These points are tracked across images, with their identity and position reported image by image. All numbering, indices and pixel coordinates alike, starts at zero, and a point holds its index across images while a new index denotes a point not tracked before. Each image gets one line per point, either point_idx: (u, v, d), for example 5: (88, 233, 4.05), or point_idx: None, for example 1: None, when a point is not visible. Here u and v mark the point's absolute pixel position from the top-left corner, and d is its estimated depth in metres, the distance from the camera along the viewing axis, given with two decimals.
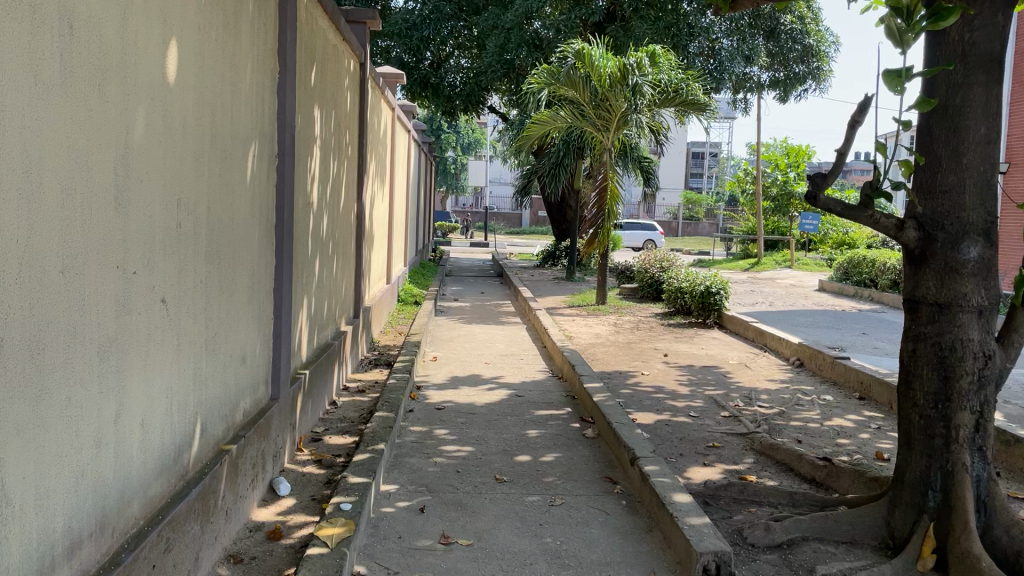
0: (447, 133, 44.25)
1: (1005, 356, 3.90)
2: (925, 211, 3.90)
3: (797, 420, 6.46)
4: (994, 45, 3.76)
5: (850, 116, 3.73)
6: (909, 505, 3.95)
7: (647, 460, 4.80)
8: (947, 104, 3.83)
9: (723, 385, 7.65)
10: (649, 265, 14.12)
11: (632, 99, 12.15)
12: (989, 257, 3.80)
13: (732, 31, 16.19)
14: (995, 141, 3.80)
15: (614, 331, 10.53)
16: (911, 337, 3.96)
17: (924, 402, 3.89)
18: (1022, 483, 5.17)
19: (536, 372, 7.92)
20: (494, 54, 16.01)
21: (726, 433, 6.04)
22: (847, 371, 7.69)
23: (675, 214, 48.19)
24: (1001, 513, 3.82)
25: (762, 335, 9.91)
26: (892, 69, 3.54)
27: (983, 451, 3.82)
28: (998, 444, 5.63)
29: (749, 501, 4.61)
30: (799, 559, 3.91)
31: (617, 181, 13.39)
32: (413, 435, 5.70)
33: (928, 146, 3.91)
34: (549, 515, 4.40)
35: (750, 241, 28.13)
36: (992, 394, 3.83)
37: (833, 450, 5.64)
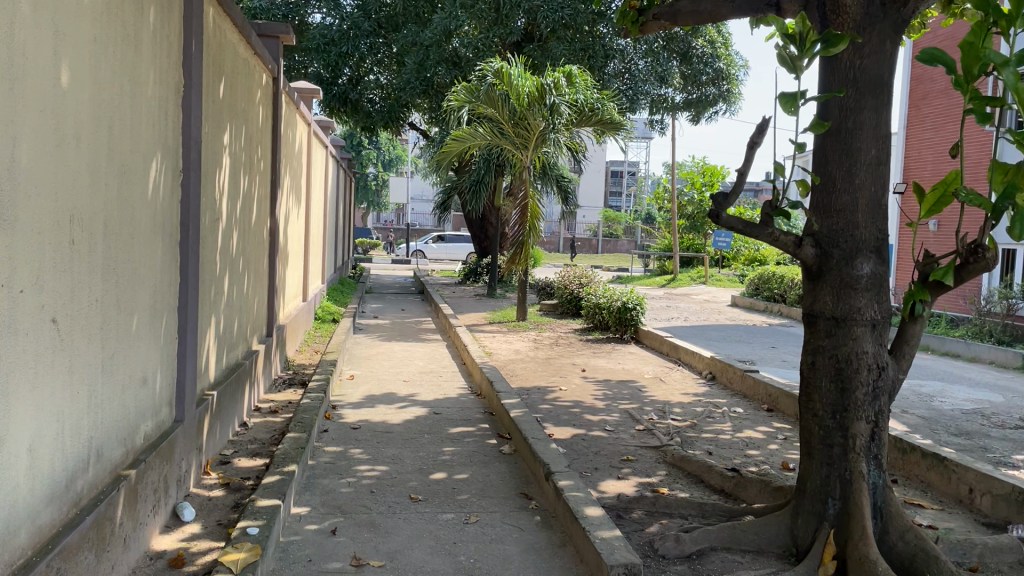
0: (368, 149, 44.06)
1: (897, 367, 4.09)
2: (821, 228, 4.06)
3: (709, 432, 6.62)
4: (881, 71, 3.96)
5: (749, 138, 3.87)
6: (811, 513, 4.09)
7: (562, 475, 4.83)
8: (840, 126, 4.01)
9: (638, 400, 7.78)
10: (569, 282, 14.28)
11: (550, 118, 12.31)
12: (880, 273, 3.97)
13: (648, 53, 16.51)
14: (885, 163, 3.99)
15: (534, 347, 10.59)
16: (810, 350, 4.10)
17: (823, 412, 4.04)
18: (917, 489, 5.42)
19: (454, 389, 7.92)
20: (414, 71, 16.29)
21: (641, 447, 6.14)
22: (756, 384, 7.93)
23: (595, 231, 48.89)
24: (897, 520, 3.97)
25: (676, 349, 10.13)
26: (786, 93, 3.72)
27: (879, 459, 3.99)
28: (894, 452, 5.90)
29: (661, 513, 4.70)
30: (707, 568, 3.99)
31: (537, 198, 13.56)
32: (327, 456, 5.60)
33: (823, 167, 4.08)
34: (463, 533, 4.38)
35: (667, 258, 28.80)
36: (886, 405, 4.00)
37: (743, 461, 5.79)
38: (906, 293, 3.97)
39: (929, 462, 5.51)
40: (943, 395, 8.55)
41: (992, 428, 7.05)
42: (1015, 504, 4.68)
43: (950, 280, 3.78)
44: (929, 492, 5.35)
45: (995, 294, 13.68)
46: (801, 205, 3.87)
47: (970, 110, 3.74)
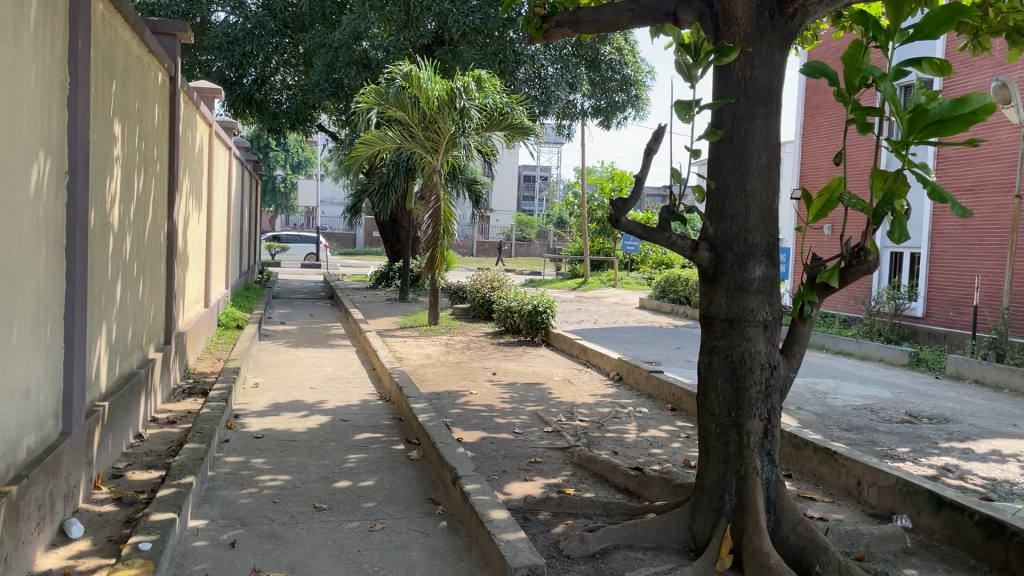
0: (276, 151, 43.11)
1: (788, 366, 4.26)
2: (715, 233, 4.19)
3: (614, 433, 6.74)
4: (770, 82, 4.12)
5: (646, 145, 3.96)
6: (709, 509, 4.21)
7: (469, 479, 4.83)
8: (733, 134, 4.15)
9: (546, 401, 7.86)
10: (481, 286, 14.31)
11: (460, 121, 12.29)
12: (771, 276, 4.13)
13: (557, 58, 16.81)
14: (775, 169, 4.15)
15: (445, 351, 10.56)
16: (707, 350, 4.23)
17: (719, 410, 4.16)
18: (810, 483, 5.65)
19: (362, 395, 7.81)
20: (323, 72, 16.03)
21: (549, 448, 6.20)
22: (660, 384, 8.13)
23: (508, 235, 49.15)
24: (788, 513, 4.12)
25: (585, 351, 10.29)
26: (682, 101, 3.82)
27: (771, 455, 4.14)
28: (789, 448, 6.15)
29: (566, 514, 4.75)
30: (610, 566, 4.06)
31: (449, 202, 13.54)
32: (228, 467, 5.44)
33: (717, 173, 4.22)
34: (368, 541, 4.32)
35: (578, 262, 29.23)
36: (778, 402, 4.16)
37: (646, 460, 5.92)
38: (795, 295, 4.12)
39: (820, 457, 5.75)
40: (835, 392, 8.95)
41: (880, 423, 7.42)
42: (899, 495, 4.94)
43: (835, 281, 3.94)
44: (821, 486, 5.59)
45: (883, 295, 14.41)
46: (696, 209, 3.99)
47: (852, 120, 3.91)
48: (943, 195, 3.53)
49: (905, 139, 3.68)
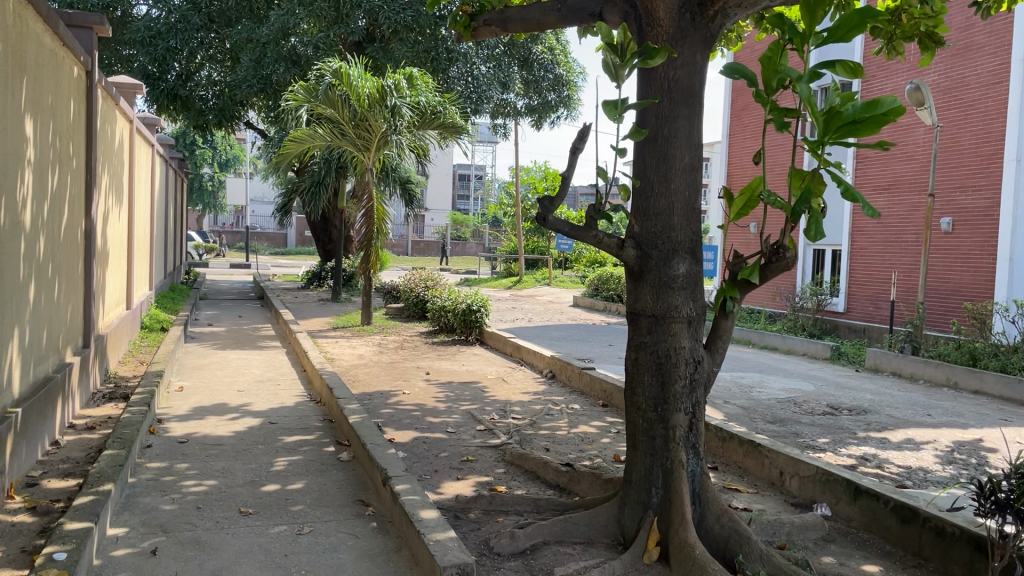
0: (202, 149, 42.06)
1: (712, 360, 4.35)
2: (641, 231, 4.25)
3: (546, 429, 6.79)
4: (692, 81, 4.20)
5: (572, 143, 4.00)
6: (636, 502, 4.27)
7: (398, 479, 4.79)
8: (657, 134, 4.23)
9: (479, 400, 7.87)
10: (415, 285, 14.23)
11: (391, 120, 12.20)
12: (695, 273, 4.21)
13: (490, 58, 16.76)
14: (698, 168, 4.24)
15: (377, 351, 10.48)
16: (633, 346, 4.29)
17: (646, 405, 4.23)
18: (735, 474, 5.80)
19: (292, 397, 7.69)
20: (250, 68, 15.70)
21: (481, 447, 6.21)
22: (592, 380, 8.22)
23: (443, 233, 48.95)
24: (713, 505, 4.20)
25: (519, 349, 10.34)
26: (608, 100, 3.87)
27: (696, 448, 4.22)
28: (715, 441, 6.29)
29: (497, 511, 4.76)
30: (540, 562, 4.08)
31: (381, 200, 13.44)
32: (150, 473, 5.29)
33: (642, 172, 4.29)
34: (295, 545, 4.25)
35: (513, 260, 29.34)
36: (702, 396, 4.24)
37: (577, 455, 5.98)
38: (717, 291, 4.21)
39: (745, 449, 5.90)
40: (760, 386, 9.18)
41: (802, 415, 7.64)
42: (819, 484, 5.09)
43: (755, 277, 4.04)
44: (745, 477, 5.74)
45: (806, 291, 14.86)
46: (622, 207, 4.04)
47: (770, 120, 4.01)
48: (854, 193, 3.65)
49: (820, 139, 3.79)
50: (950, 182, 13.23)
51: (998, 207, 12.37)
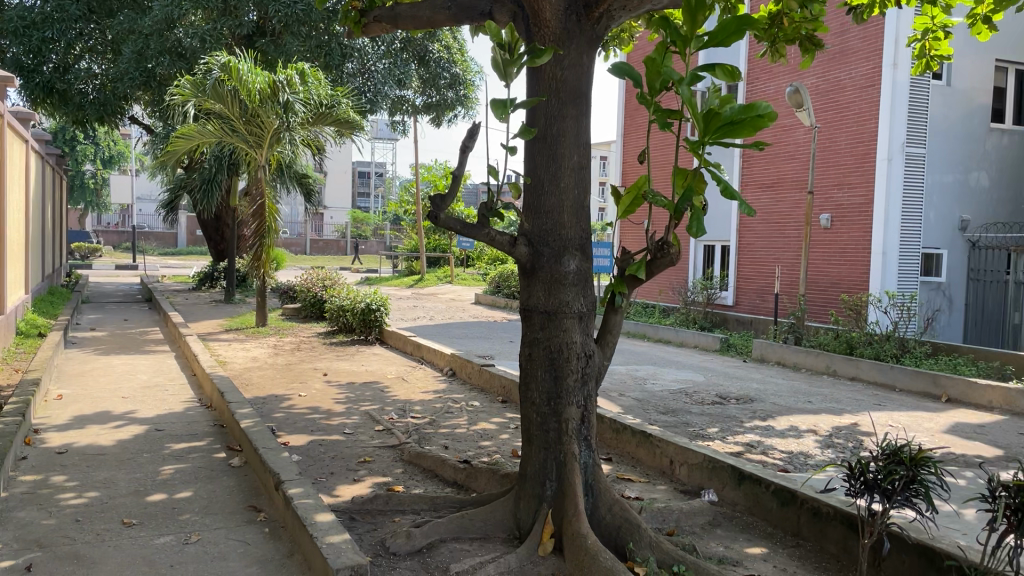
0: (84, 145, 39.96)
1: (602, 354, 4.46)
2: (531, 228, 4.30)
3: (445, 427, 6.80)
4: (579, 82, 4.29)
5: (462, 142, 4.01)
6: (531, 496, 4.32)
7: (292, 483, 4.70)
8: (546, 133, 4.29)
9: (378, 400, 7.80)
10: (312, 284, 13.97)
11: (284, 116, 11.99)
12: (585, 269, 4.30)
13: (385, 54, 16.61)
14: (586, 167, 4.32)
15: (273, 353, 10.24)
16: (527, 342, 4.34)
17: (539, 399, 4.29)
18: (629, 464, 5.96)
19: (181, 402, 7.42)
20: (132, 60, 15.05)
21: (379, 447, 6.16)
22: (491, 377, 8.28)
23: (343, 231, 48.14)
24: (605, 495, 4.30)
25: (418, 347, 10.31)
26: (498, 99, 3.91)
27: (588, 440, 4.32)
28: (609, 433, 6.46)
29: (394, 511, 4.73)
30: (436, 559, 4.08)
31: (275, 198, 13.14)
32: (23, 486, 5.01)
33: (533, 170, 4.34)
34: (181, 554, 4.12)
35: (414, 259, 29.19)
36: (594, 389, 4.34)
37: (475, 452, 6.02)
38: (607, 286, 4.31)
39: (638, 440, 6.08)
40: (654, 379, 9.45)
41: (693, 405, 7.92)
42: (706, 471, 5.30)
43: (642, 273, 4.16)
44: (637, 466, 5.91)
45: (698, 285, 15.40)
46: (513, 205, 4.08)
47: (655, 120, 4.12)
48: (732, 192, 3.79)
49: (701, 139, 3.92)
50: (828, 180, 13.95)
51: (872, 203, 13.11)
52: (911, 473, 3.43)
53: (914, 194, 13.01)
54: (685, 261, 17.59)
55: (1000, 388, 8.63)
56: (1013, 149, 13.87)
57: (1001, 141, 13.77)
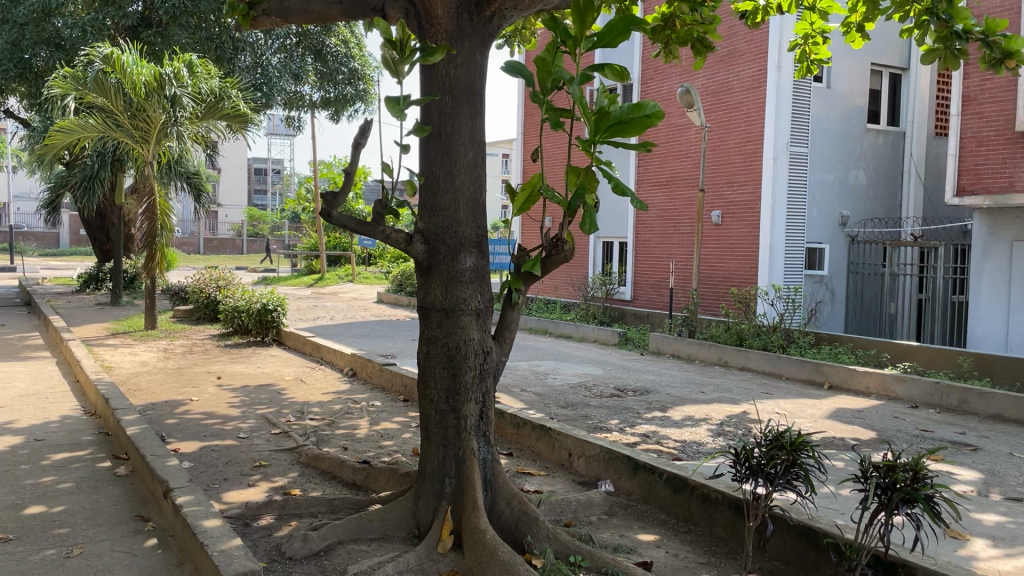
0: None
1: (500, 350, 4.49)
2: (428, 226, 4.28)
3: (344, 428, 6.71)
4: (472, 80, 4.30)
5: (355, 138, 3.97)
6: (430, 494, 4.32)
7: (181, 490, 4.54)
8: (440, 130, 4.29)
9: (276, 403, 7.63)
10: (205, 285, 13.53)
11: (171, 110, 11.54)
12: (481, 266, 4.31)
13: (280, 48, 16.22)
14: (481, 165, 4.35)
15: (163, 357, 9.85)
16: (425, 340, 4.32)
17: (437, 397, 4.29)
18: (529, 458, 6.03)
19: (62, 411, 7.06)
20: (5, 50, 14.25)
21: (275, 451, 6.02)
22: (393, 376, 8.21)
23: (239, 230, 46.75)
24: (504, 490, 4.34)
25: (318, 348, 10.14)
26: (392, 96, 3.89)
27: (486, 436, 4.35)
28: (510, 428, 6.52)
29: (290, 515, 4.64)
30: (333, 562, 4.03)
31: (165, 195, 12.66)
32: None
33: (428, 168, 4.33)
34: (61, 569, 3.92)
35: (314, 258, 28.67)
36: (491, 385, 4.37)
37: (375, 452, 5.96)
38: (503, 282, 4.35)
39: (538, 434, 6.17)
40: (554, 374, 9.58)
41: (592, 398, 8.07)
42: (603, 462, 5.42)
43: (537, 270, 4.21)
44: (538, 460, 5.99)
45: (597, 281, 15.73)
46: (409, 202, 4.05)
47: (547, 119, 4.17)
48: (623, 190, 3.87)
49: (592, 138, 4.00)
50: (718, 178, 14.47)
51: (760, 200, 13.66)
52: (792, 457, 3.60)
53: (798, 191, 13.63)
54: (585, 257, 17.93)
55: (877, 375, 9.17)
56: (888, 149, 14.68)
57: (877, 141, 14.55)
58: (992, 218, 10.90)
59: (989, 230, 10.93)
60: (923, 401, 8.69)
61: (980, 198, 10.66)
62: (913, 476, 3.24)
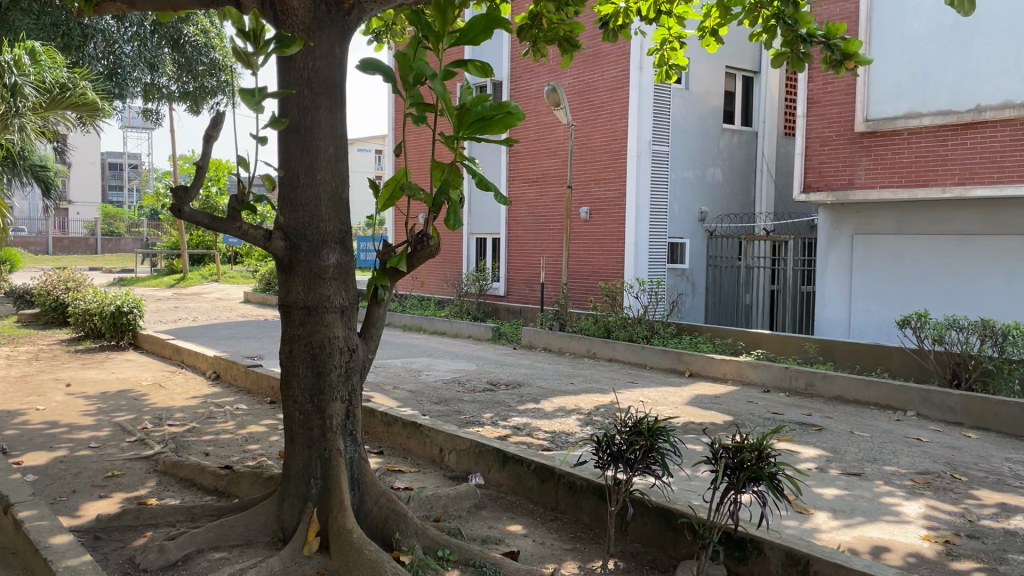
0: None
1: (366, 348, 4.45)
2: (288, 222, 4.17)
3: (208, 433, 6.46)
4: (331, 73, 4.23)
5: (207, 130, 3.83)
6: (296, 496, 4.22)
7: (23, 505, 4.26)
8: (299, 123, 4.19)
9: (133, 409, 7.26)
10: (52, 287, 12.68)
11: (12, 100, 10.74)
12: (345, 263, 4.25)
13: (134, 37, 15.00)
14: (342, 160, 4.29)
15: (5, 365, 9.17)
16: (287, 339, 4.20)
17: (301, 397, 4.18)
18: (400, 455, 6.01)
19: None
20: None
21: (129, 459, 5.74)
22: (259, 378, 7.98)
23: (93, 229, 43.96)
24: (371, 488, 4.30)
25: (177, 351, 9.71)
26: (247, 87, 3.77)
27: (353, 435, 4.30)
28: (380, 426, 6.47)
29: (145, 526, 4.44)
30: (191, 572, 3.87)
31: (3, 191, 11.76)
32: None
33: (287, 162, 4.22)
34: None
35: (175, 257, 27.38)
36: (357, 383, 4.32)
37: (239, 457, 5.78)
38: (369, 279, 4.30)
39: (408, 431, 6.15)
40: (427, 370, 9.57)
41: (465, 394, 8.11)
42: (473, 455, 5.47)
43: (403, 265, 4.17)
44: (409, 457, 5.98)
45: (470, 277, 15.80)
46: (267, 198, 3.93)
47: (411, 114, 4.13)
48: (488, 184, 3.88)
49: (455, 134, 4.01)
50: (585, 175, 14.84)
51: (625, 197, 14.11)
52: (650, 442, 3.75)
53: (661, 189, 14.16)
54: (458, 254, 18.02)
55: (732, 361, 9.68)
56: (742, 148, 15.48)
57: (732, 141, 15.35)
58: (835, 213, 11.67)
59: (831, 224, 11.70)
60: (774, 385, 9.24)
61: (823, 194, 11.40)
62: (758, 455, 3.45)
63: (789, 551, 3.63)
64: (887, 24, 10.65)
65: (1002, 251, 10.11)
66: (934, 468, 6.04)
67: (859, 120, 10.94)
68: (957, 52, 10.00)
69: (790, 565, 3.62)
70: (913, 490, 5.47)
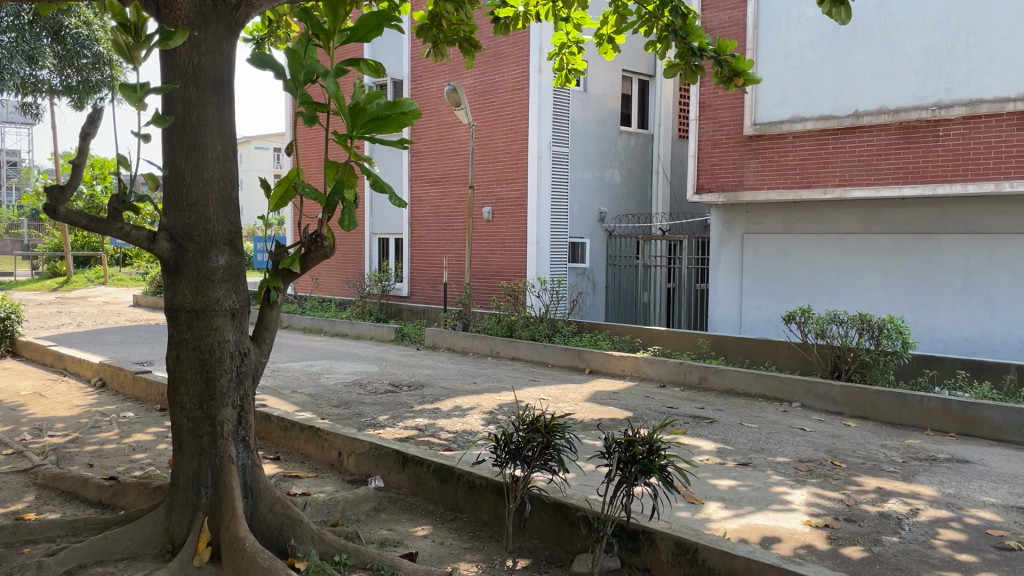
0: None
1: (259, 352, 4.34)
2: (173, 222, 4.03)
3: (92, 443, 6.17)
4: (217, 69, 4.11)
5: (83, 128, 3.66)
6: (184, 506, 4.08)
7: None
8: (185, 120, 4.05)
9: (10, 420, 6.86)
10: None
11: None
12: (234, 264, 4.14)
13: (9, 26, 13.50)
14: (231, 159, 4.17)
15: None
16: (173, 344, 4.05)
17: (190, 404, 4.05)
18: (297, 461, 5.88)
19: None
20: None
21: (6, 473, 5.43)
22: (148, 385, 7.67)
23: None
24: (265, 494, 4.20)
25: (60, 358, 9.23)
26: (127, 83, 3.63)
27: (246, 441, 4.19)
28: (276, 431, 6.33)
29: (22, 542, 4.20)
30: None
31: None
32: None
33: (171, 162, 4.08)
34: None
35: (58, 258, 25.98)
36: (249, 388, 4.21)
37: (126, 467, 5.55)
38: (260, 281, 4.21)
39: (306, 435, 6.04)
40: (327, 373, 9.41)
41: (365, 396, 8.02)
42: (372, 459, 5.42)
43: (296, 267, 4.10)
44: (307, 462, 5.87)
45: (373, 278, 15.63)
46: (151, 197, 3.78)
47: (302, 114, 4.05)
48: (383, 184, 3.84)
49: (348, 134, 3.94)
50: (488, 175, 14.90)
51: (527, 196, 14.24)
52: (547, 440, 3.79)
53: (560, 190, 14.38)
54: (359, 254, 17.79)
55: (631, 358, 9.91)
56: (639, 150, 15.88)
57: (629, 143, 15.72)
58: (726, 213, 12.07)
59: (723, 224, 12.12)
60: (670, 379, 9.51)
61: (715, 195, 11.78)
62: (649, 449, 3.53)
63: (678, 541, 3.75)
64: (773, 32, 11.12)
65: (880, 249, 10.72)
66: (816, 456, 6.35)
67: (748, 124, 11.36)
68: (837, 60, 10.54)
69: (680, 553, 3.74)
70: (798, 478, 5.74)
